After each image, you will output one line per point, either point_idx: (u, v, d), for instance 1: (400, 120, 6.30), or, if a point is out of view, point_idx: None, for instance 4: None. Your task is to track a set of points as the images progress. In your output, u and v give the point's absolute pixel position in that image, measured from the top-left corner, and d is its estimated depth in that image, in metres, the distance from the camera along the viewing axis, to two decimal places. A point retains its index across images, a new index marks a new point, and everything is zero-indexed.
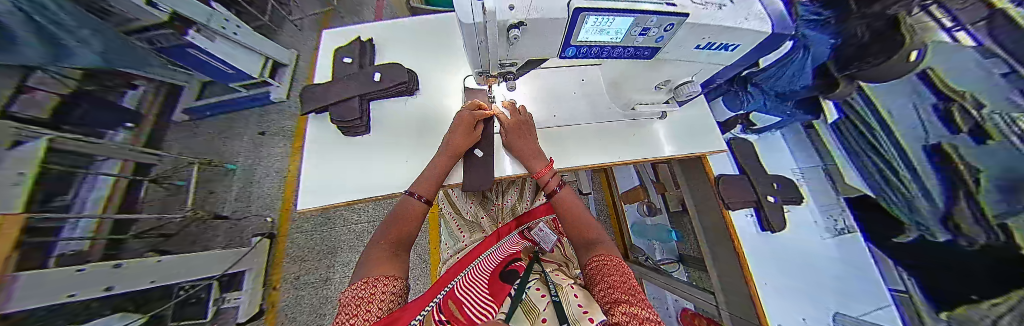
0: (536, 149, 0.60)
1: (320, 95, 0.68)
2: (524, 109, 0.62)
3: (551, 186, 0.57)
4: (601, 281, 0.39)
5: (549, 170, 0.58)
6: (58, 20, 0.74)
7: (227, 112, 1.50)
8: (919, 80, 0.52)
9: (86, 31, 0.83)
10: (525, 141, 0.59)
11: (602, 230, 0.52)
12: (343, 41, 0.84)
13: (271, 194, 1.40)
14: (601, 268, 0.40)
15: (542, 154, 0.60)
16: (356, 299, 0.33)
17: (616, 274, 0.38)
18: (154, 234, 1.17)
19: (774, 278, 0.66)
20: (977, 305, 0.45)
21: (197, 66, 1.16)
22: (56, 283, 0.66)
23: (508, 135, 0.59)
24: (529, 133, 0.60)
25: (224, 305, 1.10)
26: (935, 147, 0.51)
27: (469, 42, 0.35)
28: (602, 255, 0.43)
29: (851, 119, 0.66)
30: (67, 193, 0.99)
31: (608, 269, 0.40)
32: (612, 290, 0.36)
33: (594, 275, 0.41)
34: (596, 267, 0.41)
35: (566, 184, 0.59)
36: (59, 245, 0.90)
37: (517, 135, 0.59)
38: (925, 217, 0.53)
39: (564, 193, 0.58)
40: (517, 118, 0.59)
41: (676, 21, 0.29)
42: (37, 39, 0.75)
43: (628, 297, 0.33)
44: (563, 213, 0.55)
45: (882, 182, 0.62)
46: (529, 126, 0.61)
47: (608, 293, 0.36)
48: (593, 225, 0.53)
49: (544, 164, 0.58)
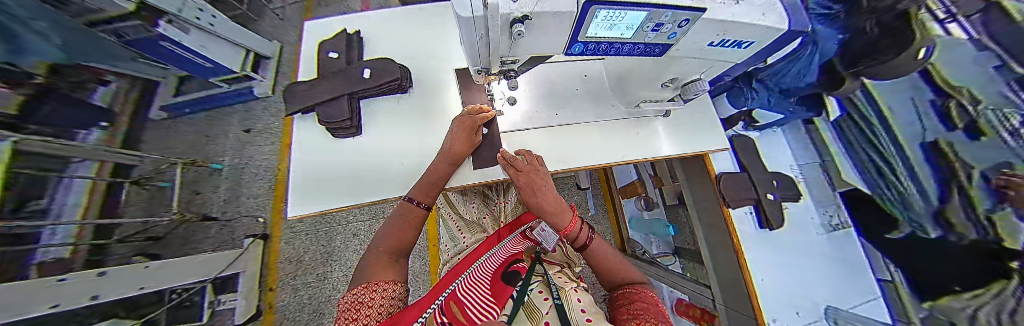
0: (558, 201, 0.51)
1: (307, 93, 0.64)
2: (529, 154, 0.57)
3: (582, 241, 0.50)
4: (630, 303, 0.38)
5: (577, 223, 0.50)
6: None
7: (209, 109, 1.43)
8: (921, 78, 0.51)
9: (26, 15, 0.82)
10: (542, 196, 0.50)
11: (624, 261, 0.52)
12: (327, 33, 0.78)
13: (261, 194, 1.35)
14: (633, 297, 0.40)
15: (565, 204, 0.52)
16: (355, 304, 0.32)
17: (642, 301, 0.37)
18: (140, 238, 1.11)
19: (772, 274, 0.68)
20: (959, 295, 0.47)
21: (172, 60, 1.09)
22: (34, 295, 0.62)
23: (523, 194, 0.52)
24: (546, 181, 0.53)
25: (220, 307, 1.07)
26: (931, 144, 0.51)
27: (468, 36, 0.33)
28: (634, 288, 0.43)
29: (852, 115, 0.65)
30: (43, 197, 0.93)
31: (641, 299, 0.38)
32: (638, 311, 0.34)
33: (624, 301, 0.40)
34: (628, 296, 0.41)
35: (595, 234, 0.52)
36: (38, 252, 0.86)
37: (531, 193, 0.51)
38: (919, 213, 0.54)
39: (598, 244, 0.51)
40: (525, 168, 0.54)
41: (692, 17, 0.27)
42: None
43: (650, 317, 0.31)
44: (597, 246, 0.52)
45: (879, 179, 0.62)
46: (539, 172, 0.54)
47: (632, 312, 0.35)
48: (616, 257, 0.52)
49: (569, 219, 0.49)
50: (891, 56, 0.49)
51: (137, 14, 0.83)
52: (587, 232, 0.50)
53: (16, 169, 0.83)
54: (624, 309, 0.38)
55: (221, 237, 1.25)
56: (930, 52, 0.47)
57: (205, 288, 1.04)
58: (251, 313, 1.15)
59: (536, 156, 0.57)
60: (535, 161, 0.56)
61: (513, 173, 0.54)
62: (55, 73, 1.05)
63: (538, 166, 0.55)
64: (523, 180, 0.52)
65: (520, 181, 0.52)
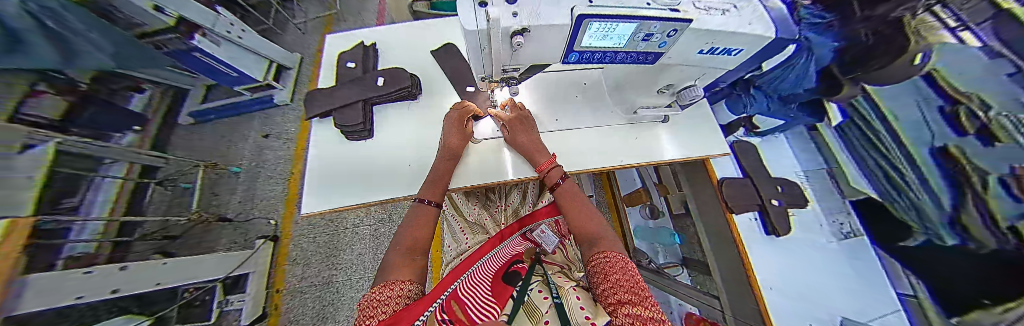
0: (538, 143, 0.61)
1: (325, 99, 0.69)
2: (523, 106, 0.63)
3: (553, 181, 0.57)
4: (603, 281, 0.39)
5: (550, 163, 0.58)
6: (69, 26, 0.77)
7: (233, 115, 1.53)
8: (925, 82, 0.50)
9: (96, 36, 0.85)
10: (527, 135, 0.60)
11: (606, 225, 0.51)
12: (345, 45, 0.84)
13: (275, 196, 1.41)
14: (604, 268, 0.40)
15: (544, 148, 0.61)
16: (374, 302, 0.33)
17: (621, 274, 0.37)
18: (159, 237, 1.14)
19: (777, 281, 0.65)
20: (990, 310, 0.43)
21: (202, 71, 1.17)
22: (65, 285, 0.65)
23: (510, 133, 0.60)
24: (531, 128, 0.60)
25: (229, 307, 1.11)
26: (941, 149, 0.50)
27: (473, 49, 0.36)
28: (605, 252, 0.43)
29: (856, 121, 0.64)
30: (75, 196, 0.98)
31: (613, 268, 0.39)
32: (618, 291, 0.35)
33: (598, 274, 0.40)
34: (602, 265, 0.41)
35: (567, 176, 0.59)
36: (66, 247, 0.89)
37: (521, 131, 0.60)
38: (933, 220, 0.52)
39: (565, 188, 0.57)
40: (513, 117, 0.60)
41: (679, 27, 0.29)
42: (51, 44, 0.78)
43: (637, 298, 0.32)
44: (568, 213, 0.54)
45: (889, 185, 0.60)
46: (530, 121, 0.62)
47: (612, 293, 0.36)
48: (597, 220, 0.52)
49: (546, 158, 0.59)
50: (885, 61, 0.52)
51: (174, 27, 0.92)
52: (558, 172, 0.57)
53: (57, 168, 0.89)
54: (605, 289, 0.37)
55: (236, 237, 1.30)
56: (925, 58, 0.49)
57: (215, 287, 1.09)
58: (257, 314, 1.17)
59: (529, 110, 0.63)
60: (526, 110, 0.63)
61: (505, 119, 0.60)
62: (98, 81, 1.15)
63: (525, 112, 0.62)
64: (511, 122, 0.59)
65: (514, 123, 0.59)
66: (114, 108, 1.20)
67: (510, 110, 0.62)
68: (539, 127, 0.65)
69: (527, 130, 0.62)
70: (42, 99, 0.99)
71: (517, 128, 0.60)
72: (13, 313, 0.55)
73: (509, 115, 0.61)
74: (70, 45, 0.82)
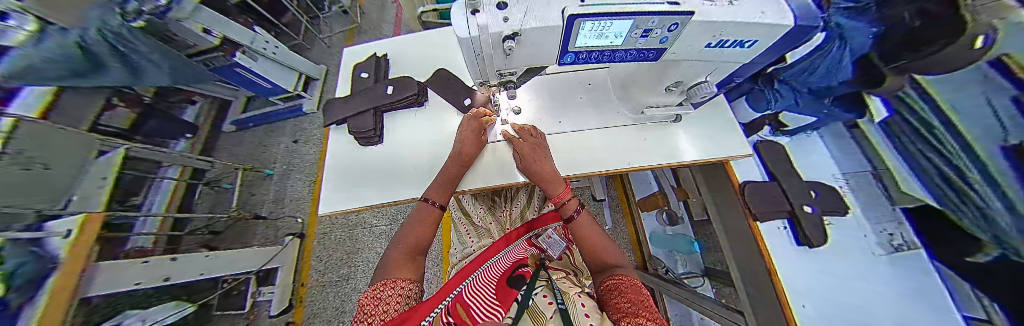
0: (555, 173, 0.58)
1: (341, 107, 0.73)
2: (535, 131, 0.62)
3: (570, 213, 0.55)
4: (616, 296, 0.38)
5: (569, 194, 0.57)
6: (133, 48, 0.88)
7: (267, 123, 1.68)
8: (996, 70, 0.38)
9: (155, 56, 0.95)
10: (540, 164, 0.57)
11: (620, 256, 0.51)
12: (360, 57, 0.90)
13: (302, 197, 1.52)
14: (618, 287, 0.40)
15: (561, 178, 0.58)
16: (375, 301, 0.35)
17: (633, 295, 0.37)
18: (205, 232, 1.31)
19: (816, 299, 0.57)
20: None
21: (242, 85, 1.30)
22: (130, 271, 0.75)
23: (523, 161, 0.58)
24: (545, 156, 0.58)
25: (259, 298, 1.21)
26: (1013, 148, 0.37)
27: (468, 55, 0.37)
28: (617, 276, 0.43)
29: (905, 115, 0.53)
30: (139, 194, 1.14)
31: (625, 289, 0.39)
32: (626, 304, 0.35)
33: (611, 293, 0.40)
34: (614, 286, 0.41)
35: (583, 209, 0.57)
36: (132, 238, 1.05)
37: (532, 160, 0.57)
38: (1008, 232, 0.40)
39: (583, 221, 0.55)
40: (530, 139, 0.60)
41: (680, 20, 0.27)
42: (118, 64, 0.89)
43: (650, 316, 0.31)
44: (583, 245, 0.53)
45: (949, 191, 0.49)
46: (544, 148, 0.61)
47: (621, 305, 0.36)
48: (608, 246, 0.52)
49: (563, 190, 0.57)
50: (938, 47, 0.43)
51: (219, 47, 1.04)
52: (575, 204, 0.56)
53: (124, 172, 1.02)
54: (612, 303, 0.38)
55: (268, 234, 1.41)
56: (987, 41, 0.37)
57: (250, 279, 1.20)
58: (285, 305, 1.27)
59: (541, 134, 0.62)
60: (539, 138, 0.62)
61: (519, 143, 0.60)
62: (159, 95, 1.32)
63: (540, 140, 0.61)
64: (522, 147, 0.59)
65: (525, 149, 0.59)
66: (172, 118, 1.37)
67: (522, 135, 0.61)
68: (543, 130, 0.65)
69: (540, 157, 0.60)
70: (115, 112, 1.16)
71: (526, 154, 0.58)
72: (84, 296, 0.63)
73: (520, 141, 0.60)
74: (136, 64, 0.93)
